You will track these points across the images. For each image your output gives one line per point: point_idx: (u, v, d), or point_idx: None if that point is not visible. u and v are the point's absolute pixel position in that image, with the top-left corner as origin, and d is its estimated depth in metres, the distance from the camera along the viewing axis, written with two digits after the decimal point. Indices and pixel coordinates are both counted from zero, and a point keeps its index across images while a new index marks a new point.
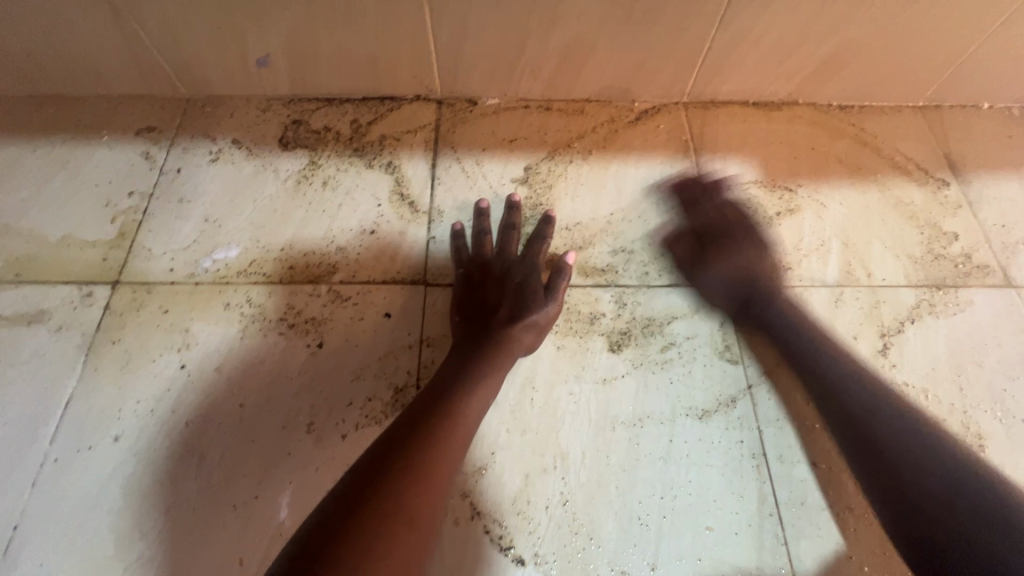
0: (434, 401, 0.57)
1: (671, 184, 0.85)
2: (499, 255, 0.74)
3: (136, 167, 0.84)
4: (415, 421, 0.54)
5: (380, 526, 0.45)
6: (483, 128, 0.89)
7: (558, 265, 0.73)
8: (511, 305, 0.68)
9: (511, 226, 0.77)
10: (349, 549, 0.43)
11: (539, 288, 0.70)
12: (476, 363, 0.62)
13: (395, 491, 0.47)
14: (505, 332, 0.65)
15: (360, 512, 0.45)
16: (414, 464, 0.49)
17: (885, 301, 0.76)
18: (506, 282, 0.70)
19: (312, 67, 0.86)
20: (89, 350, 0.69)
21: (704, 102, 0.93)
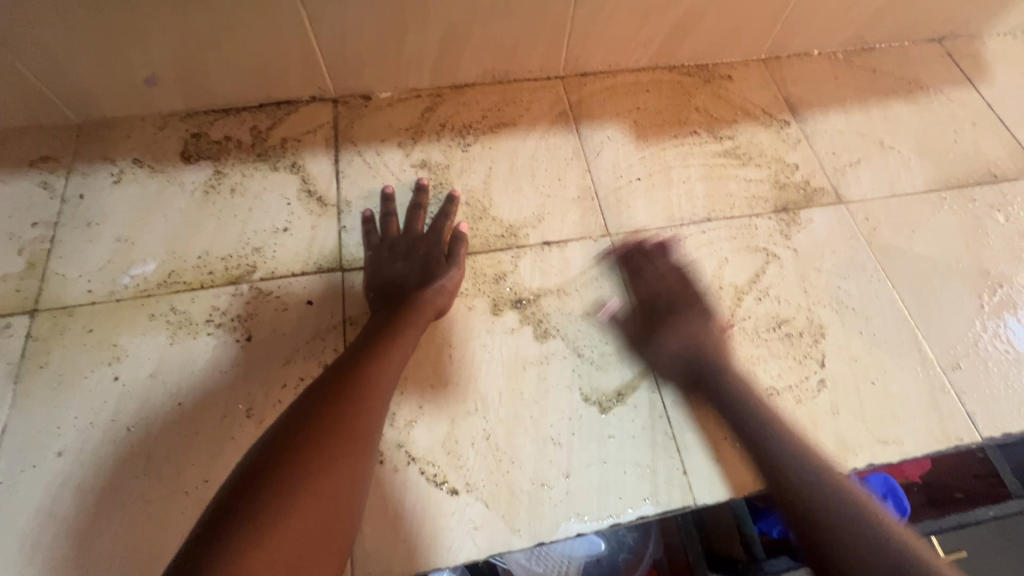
0: (359, 357, 0.65)
1: (556, 152, 0.95)
2: (407, 234, 0.81)
3: (37, 197, 0.85)
4: (341, 374, 0.62)
5: (312, 455, 0.53)
6: (380, 121, 0.95)
7: (456, 233, 0.81)
8: (420, 273, 0.76)
9: (417, 207, 0.84)
10: (296, 462, 0.52)
11: (442, 258, 0.78)
12: (394, 319, 0.70)
13: (325, 428, 0.55)
14: (416, 292, 0.74)
15: (293, 447, 0.53)
16: (346, 400, 0.58)
17: (744, 229, 0.89)
18: (412, 254, 0.79)
19: (202, 81, 0.89)
20: (17, 377, 0.71)
21: (578, 75, 1.03)
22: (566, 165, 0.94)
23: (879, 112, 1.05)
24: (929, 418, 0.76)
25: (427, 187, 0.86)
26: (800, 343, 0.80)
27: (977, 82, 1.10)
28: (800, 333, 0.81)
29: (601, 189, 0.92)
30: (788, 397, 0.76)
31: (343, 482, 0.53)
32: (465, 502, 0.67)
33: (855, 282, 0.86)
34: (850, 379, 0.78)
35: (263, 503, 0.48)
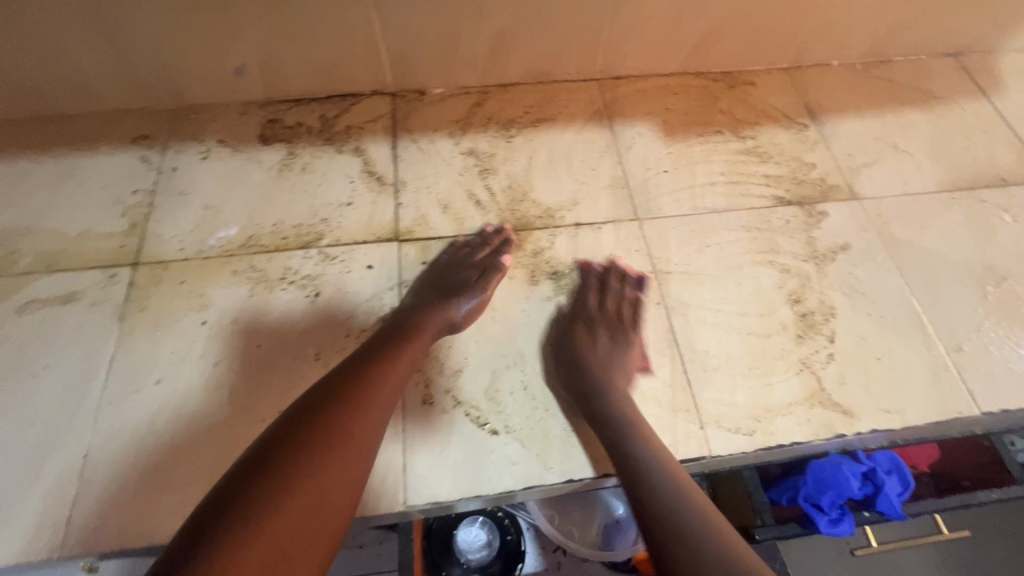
0: (372, 360, 0.69)
1: (590, 146, 1.05)
2: (462, 253, 0.88)
3: (137, 169, 0.97)
4: (355, 374, 0.67)
5: (317, 451, 0.57)
6: (433, 113, 1.07)
7: (495, 263, 0.86)
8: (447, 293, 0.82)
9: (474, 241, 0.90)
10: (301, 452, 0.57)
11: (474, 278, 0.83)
12: (410, 332, 0.75)
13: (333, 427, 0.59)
14: (437, 309, 0.79)
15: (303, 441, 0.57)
16: (355, 400, 0.63)
17: (763, 219, 0.97)
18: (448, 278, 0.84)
19: (282, 73, 1.01)
20: (122, 318, 0.83)
21: (613, 78, 1.13)
22: (599, 157, 1.03)
23: (894, 119, 1.12)
24: (931, 393, 0.82)
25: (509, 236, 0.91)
26: (812, 321, 0.87)
27: (990, 93, 1.17)
28: (812, 312, 0.88)
29: (631, 180, 1.01)
30: (800, 368, 0.83)
31: (338, 477, 0.57)
32: (504, 441, 0.76)
33: (865, 270, 0.93)
34: (857, 355, 0.84)
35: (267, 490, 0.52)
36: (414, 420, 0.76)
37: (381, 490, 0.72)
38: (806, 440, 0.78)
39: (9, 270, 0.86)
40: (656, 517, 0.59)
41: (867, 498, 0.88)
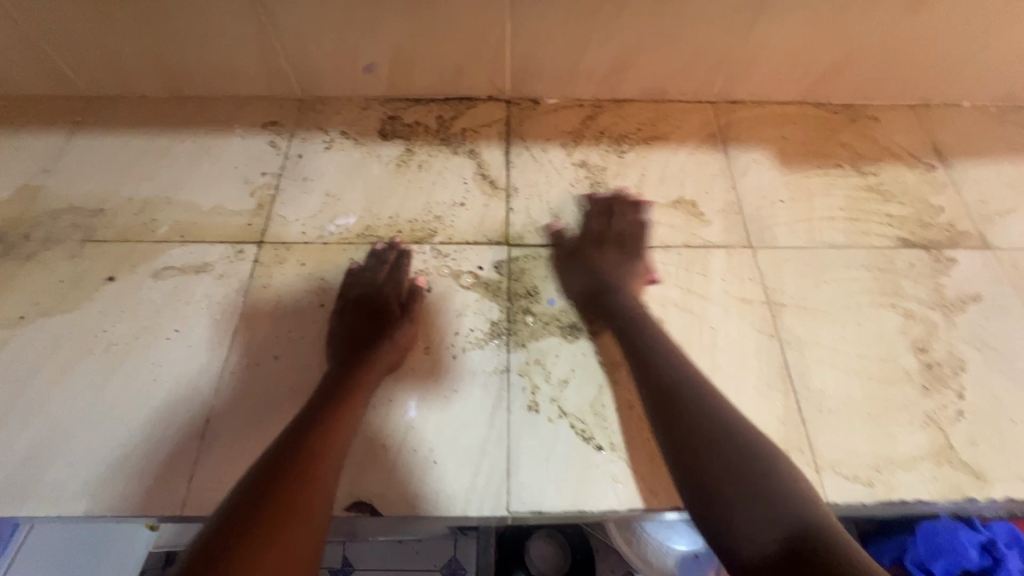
0: (315, 422, 0.68)
1: (703, 168, 1.03)
2: (366, 280, 0.86)
3: (266, 153, 1.02)
4: (303, 434, 0.67)
5: (270, 519, 0.57)
6: (547, 123, 1.08)
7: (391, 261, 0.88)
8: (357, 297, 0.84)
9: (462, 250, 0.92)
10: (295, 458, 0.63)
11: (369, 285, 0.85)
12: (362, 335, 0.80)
13: (287, 502, 0.59)
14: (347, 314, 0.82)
15: (259, 515, 0.56)
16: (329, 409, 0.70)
17: (885, 259, 0.93)
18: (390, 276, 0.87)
19: (407, 73, 1.05)
20: (247, 293, 0.87)
21: (728, 102, 1.11)
22: (712, 181, 1.01)
23: None
24: None
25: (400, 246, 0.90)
26: (939, 373, 0.82)
27: None
28: (939, 363, 0.83)
29: (744, 206, 0.99)
30: (925, 422, 0.78)
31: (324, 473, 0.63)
32: (610, 458, 0.75)
33: (999, 325, 0.87)
34: (989, 415, 0.79)
35: (235, 570, 0.51)
36: (520, 426, 0.76)
37: (484, 492, 0.72)
38: (931, 499, 0.73)
39: (149, 237, 0.92)
40: (719, 475, 0.61)
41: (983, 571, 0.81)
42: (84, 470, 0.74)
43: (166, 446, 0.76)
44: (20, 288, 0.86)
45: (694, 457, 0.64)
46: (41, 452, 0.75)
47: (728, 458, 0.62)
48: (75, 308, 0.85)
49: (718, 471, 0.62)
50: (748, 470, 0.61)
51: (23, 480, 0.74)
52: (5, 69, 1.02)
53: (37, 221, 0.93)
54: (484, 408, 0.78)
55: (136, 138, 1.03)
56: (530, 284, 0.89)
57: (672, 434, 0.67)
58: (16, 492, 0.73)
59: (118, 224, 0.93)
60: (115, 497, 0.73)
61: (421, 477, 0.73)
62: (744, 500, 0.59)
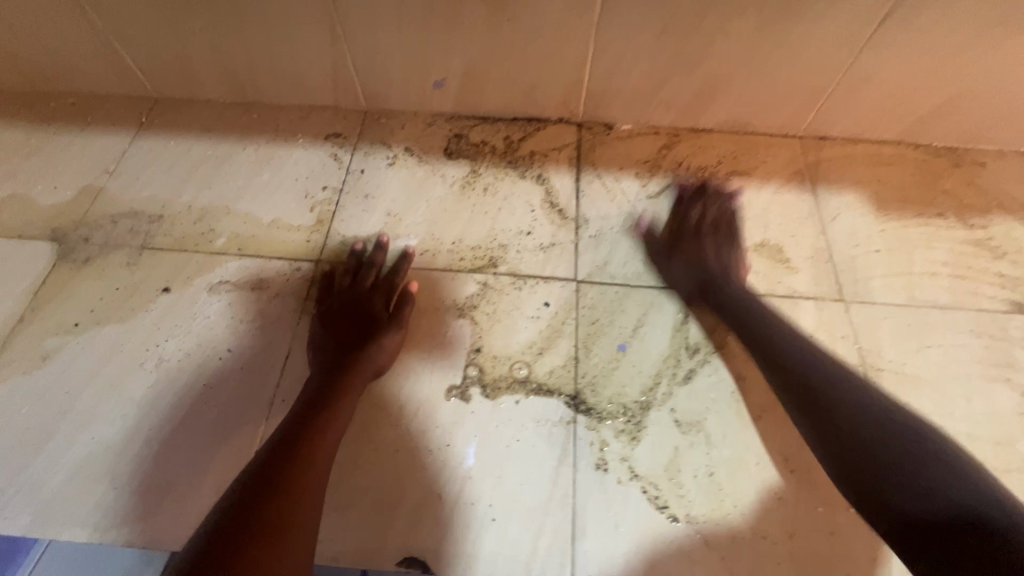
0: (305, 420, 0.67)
1: (790, 209, 0.95)
2: (357, 277, 0.84)
3: (328, 165, 0.99)
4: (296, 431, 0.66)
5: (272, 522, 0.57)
6: (620, 150, 1.02)
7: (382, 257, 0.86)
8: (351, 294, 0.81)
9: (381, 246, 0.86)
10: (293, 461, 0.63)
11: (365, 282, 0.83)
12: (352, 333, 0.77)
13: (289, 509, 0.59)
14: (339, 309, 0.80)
15: (263, 520, 0.56)
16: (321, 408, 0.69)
17: (996, 326, 0.83)
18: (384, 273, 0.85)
19: (478, 90, 1.00)
20: (302, 315, 0.83)
21: (817, 137, 1.03)
22: (799, 224, 0.94)
23: None
24: None
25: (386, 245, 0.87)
26: None
27: None
28: None
29: (836, 254, 0.90)
30: None
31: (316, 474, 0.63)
32: (684, 532, 0.68)
33: None
34: None
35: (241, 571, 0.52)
36: (586, 486, 0.70)
37: (547, 559, 0.66)
38: None
39: (206, 248, 0.89)
40: (850, 436, 0.60)
41: None
42: (125, 495, 0.70)
43: (208, 476, 0.71)
44: (78, 293, 0.85)
45: (818, 414, 0.64)
46: (83, 471, 0.71)
47: (839, 428, 0.62)
48: (129, 319, 0.82)
49: (841, 431, 0.61)
50: (873, 411, 0.61)
51: (63, 500, 0.70)
52: (77, 67, 1.01)
53: (97, 224, 0.91)
54: (548, 462, 0.72)
55: (200, 143, 1.01)
56: (600, 326, 0.83)
57: (823, 427, 0.63)
58: (55, 513, 0.69)
59: (177, 232, 0.91)
60: (153, 528, 0.68)
61: (479, 534, 0.68)
62: (833, 399, 0.64)
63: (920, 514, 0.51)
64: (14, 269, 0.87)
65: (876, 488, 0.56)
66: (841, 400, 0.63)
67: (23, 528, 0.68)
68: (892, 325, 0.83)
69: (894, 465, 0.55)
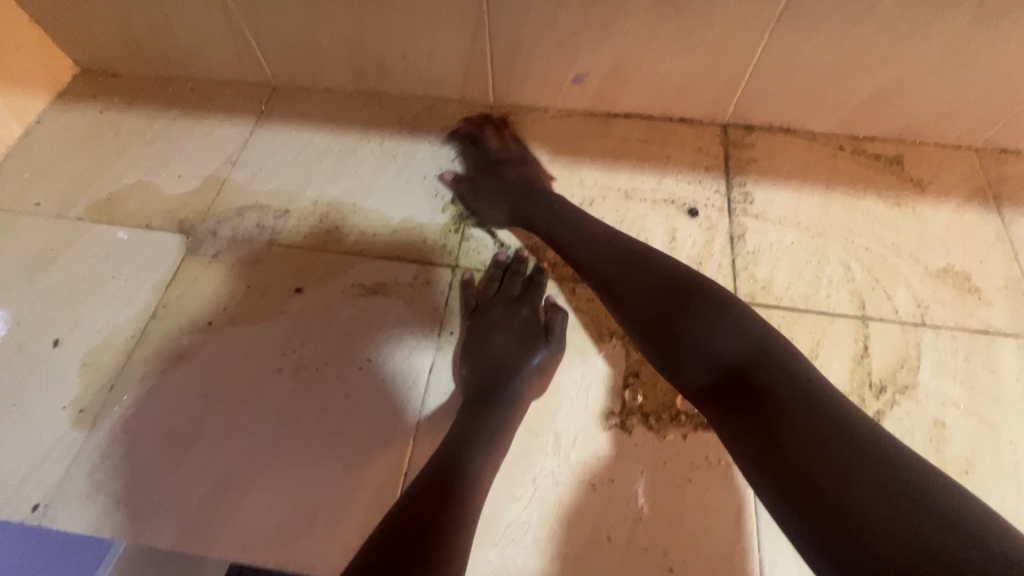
0: (476, 434, 0.64)
1: (974, 231, 0.85)
2: (497, 290, 0.78)
3: (456, 163, 0.93)
4: (466, 443, 0.63)
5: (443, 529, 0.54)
6: (773, 156, 0.93)
7: (517, 267, 0.79)
8: (492, 305, 0.75)
9: (519, 260, 0.80)
10: (463, 474, 0.60)
11: (508, 294, 0.77)
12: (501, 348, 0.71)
13: (449, 536, 0.53)
14: (484, 320, 0.74)
15: (436, 524, 0.53)
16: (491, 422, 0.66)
17: None
18: (527, 286, 0.78)
19: (620, 88, 0.92)
20: (443, 325, 0.77)
21: (997, 151, 0.92)
22: (985, 248, 0.83)
23: None
24: None
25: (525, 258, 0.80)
26: None
27: None
28: None
29: None
30: None
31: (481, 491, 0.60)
32: None
33: None
34: None
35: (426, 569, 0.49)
36: (774, 540, 0.63)
37: None
38: None
39: (336, 247, 0.84)
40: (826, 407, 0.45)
41: None
42: (273, 513, 0.66)
43: (360, 497, 0.67)
44: (207, 291, 0.81)
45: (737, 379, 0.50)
46: (229, 484, 0.68)
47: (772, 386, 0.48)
48: (263, 321, 0.78)
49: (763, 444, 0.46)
50: (823, 416, 0.45)
51: (210, 516, 0.66)
52: (198, 51, 0.97)
53: (221, 217, 0.87)
54: (728, 509, 0.65)
55: (320, 135, 0.96)
56: None
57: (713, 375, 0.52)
58: (203, 529, 0.66)
59: (303, 228, 0.86)
60: (305, 550, 0.64)
61: None
62: (797, 393, 0.47)
63: (893, 550, 0.36)
64: (145, 263, 0.84)
65: (818, 511, 0.41)
66: (819, 398, 0.46)
67: (171, 542, 0.65)
68: None
69: (842, 514, 0.40)
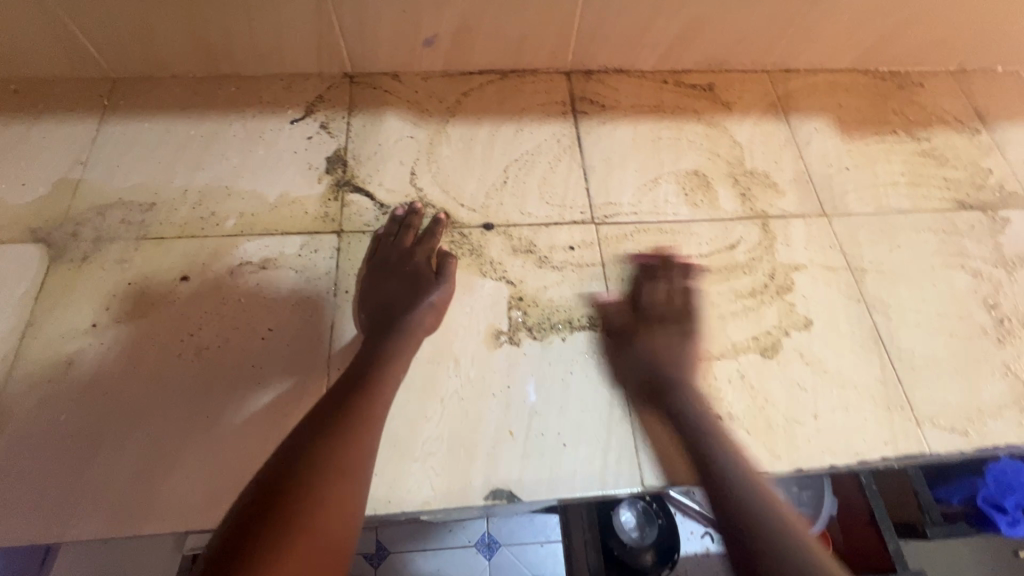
0: (376, 358, 0.71)
1: (770, 138, 1.04)
2: (390, 245, 0.83)
3: (322, 135, 0.96)
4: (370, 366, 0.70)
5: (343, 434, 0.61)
6: (611, 95, 1.06)
7: (411, 222, 0.85)
8: (388, 259, 0.82)
9: (414, 214, 0.86)
10: (362, 390, 0.67)
11: (405, 247, 0.83)
12: (399, 292, 0.78)
13: (349, 438, 0.61)
14: (382, 273, 0.80)
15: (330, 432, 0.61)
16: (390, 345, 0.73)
17: (950, 222, 0.98)
18: (420, 238, 0.84)
19: (469, 46, 1.00)
20: (336, 286, 0.83)
21: (782, 71, 1.12)
22: (779, 151, 1.03)
23: None
24: None
25: (421, 210, 0.87)
26: (1010, 326, 0.88)
27: None
28: (1008, 317, 0.89)
29: (814, 174, 1.01)
30: (1005, 373, 0.84)
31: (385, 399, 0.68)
32: (731, 428, 0.76)
33: None
34: None
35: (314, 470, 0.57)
36: (640, 403, 0.77)
37: (619, 469, 0.73)
38: (1020, 442, 0.79)
39: (215, 231, 0.85)
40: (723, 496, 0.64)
41: None
42: (200, 484, 0.70)
43: None
44: (84, 293, 0.79)
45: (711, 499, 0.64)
46: (147, 469, 0.70)
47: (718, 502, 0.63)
48: (152, 310, 0.79)
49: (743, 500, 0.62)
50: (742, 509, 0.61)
51: (133, 499, 0.68)
52: (16, 47, 0.90)
53: (83, 218, 0.85)
54: (602, 389, 0.78)
55: (178, 124, 0.95)
56: (624, 262, 0.89)
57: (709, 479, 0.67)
58: (130, 512, 0.68)
59: (175, 218, 0.86)
60: None
61: (554, 459, 0.73)
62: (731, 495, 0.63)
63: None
64: (4, 278, 0.80)
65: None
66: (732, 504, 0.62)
67: (97, 531, 0.67)
68: (868, 230, 0.95)
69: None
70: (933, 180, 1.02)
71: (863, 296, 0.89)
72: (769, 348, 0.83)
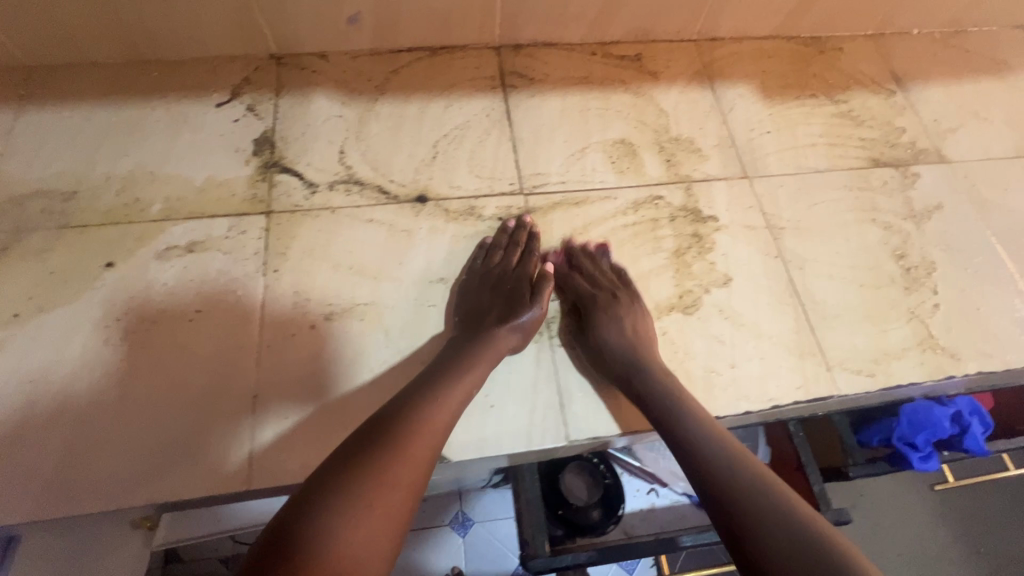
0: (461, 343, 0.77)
1: (695, 106, 1.07)
2: (494, 259, 0.85)
3: (249, 118, 0.96)
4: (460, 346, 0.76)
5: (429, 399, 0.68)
6: (540, 68, 1.07)
7: (516, 233, 0.87)
8: (480, 272, 0.84)
9: (516, 228, 0.88)
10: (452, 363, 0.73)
11: (499, 258, 0.85)
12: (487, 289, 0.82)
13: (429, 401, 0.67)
14: (477, 281, 0.83)
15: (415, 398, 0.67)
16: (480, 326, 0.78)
17: (864, 179, 1.02)
18: (522, 248, 0.86)
19: (394, 23, 1.00)
20: (266, 265, 0.83)
21: (708, 39, 1.15)
22: (704, 117, 1.06)
23: (973, 87, 1.17)
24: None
25: (527, 224, 0.88)
26: (916, 273, 0.94)
27: None
28: (915, 265, 0.94)
29: (736, 138, 1.04)
30: (910, 317, 0.89)
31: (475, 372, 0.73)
32: None
33: (959, 227, 0.99)
34: (956, 305, 0.92)
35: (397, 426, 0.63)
36: (565, 362, 0.81)
37: (544, 426, 0.77)
38: (921, 380, 0.85)
39: (140, 217, 0.85)
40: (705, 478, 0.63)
41: (954, 437, 0.96)
42: (128, 464, 0.70)
43: (216, 425, 0.73)
44: (7, 284, 0.79)
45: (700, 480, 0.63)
46: (74, 452, 0.70)
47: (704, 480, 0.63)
48: (77, 298, 0.79)
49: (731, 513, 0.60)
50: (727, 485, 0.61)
51: (65, 482, 0.69)
52: None
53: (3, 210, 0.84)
54: (529, 352, 0.81)
55: (99, 111, 0.93)
56: (553, 230, 0.91)
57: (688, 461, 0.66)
58: (62, 494, 0.68)
59: (99, 206, 0.85)
60: (170, 484, 0.70)
61: (483, 420, 0.76)
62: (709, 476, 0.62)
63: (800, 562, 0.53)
64: None
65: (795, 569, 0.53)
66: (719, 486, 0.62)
67: (29, 514, 0.67)
68: (788, 189, 1.00)
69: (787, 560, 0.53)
70: (849, 140, 1.06)
71: (781, 253, 0.93)
72: (691, 306, 0.87)
